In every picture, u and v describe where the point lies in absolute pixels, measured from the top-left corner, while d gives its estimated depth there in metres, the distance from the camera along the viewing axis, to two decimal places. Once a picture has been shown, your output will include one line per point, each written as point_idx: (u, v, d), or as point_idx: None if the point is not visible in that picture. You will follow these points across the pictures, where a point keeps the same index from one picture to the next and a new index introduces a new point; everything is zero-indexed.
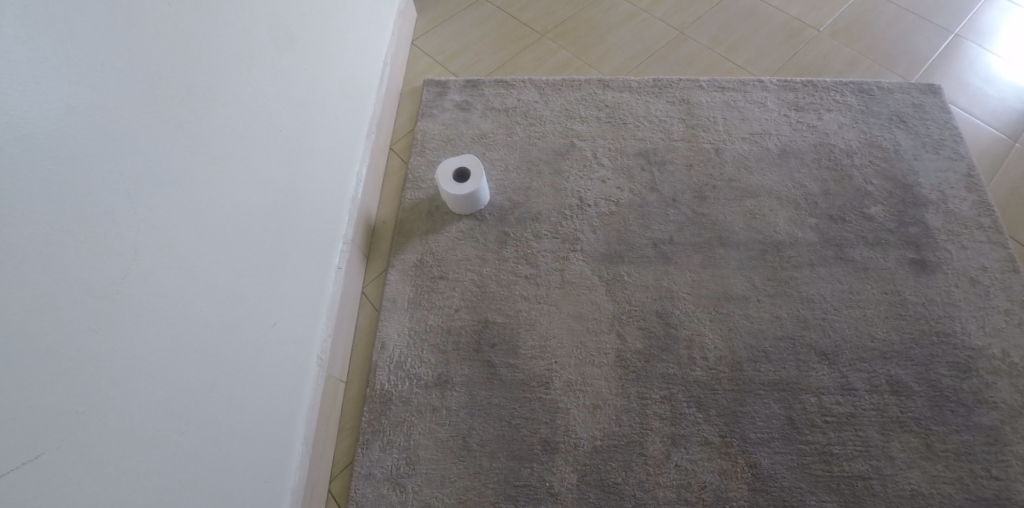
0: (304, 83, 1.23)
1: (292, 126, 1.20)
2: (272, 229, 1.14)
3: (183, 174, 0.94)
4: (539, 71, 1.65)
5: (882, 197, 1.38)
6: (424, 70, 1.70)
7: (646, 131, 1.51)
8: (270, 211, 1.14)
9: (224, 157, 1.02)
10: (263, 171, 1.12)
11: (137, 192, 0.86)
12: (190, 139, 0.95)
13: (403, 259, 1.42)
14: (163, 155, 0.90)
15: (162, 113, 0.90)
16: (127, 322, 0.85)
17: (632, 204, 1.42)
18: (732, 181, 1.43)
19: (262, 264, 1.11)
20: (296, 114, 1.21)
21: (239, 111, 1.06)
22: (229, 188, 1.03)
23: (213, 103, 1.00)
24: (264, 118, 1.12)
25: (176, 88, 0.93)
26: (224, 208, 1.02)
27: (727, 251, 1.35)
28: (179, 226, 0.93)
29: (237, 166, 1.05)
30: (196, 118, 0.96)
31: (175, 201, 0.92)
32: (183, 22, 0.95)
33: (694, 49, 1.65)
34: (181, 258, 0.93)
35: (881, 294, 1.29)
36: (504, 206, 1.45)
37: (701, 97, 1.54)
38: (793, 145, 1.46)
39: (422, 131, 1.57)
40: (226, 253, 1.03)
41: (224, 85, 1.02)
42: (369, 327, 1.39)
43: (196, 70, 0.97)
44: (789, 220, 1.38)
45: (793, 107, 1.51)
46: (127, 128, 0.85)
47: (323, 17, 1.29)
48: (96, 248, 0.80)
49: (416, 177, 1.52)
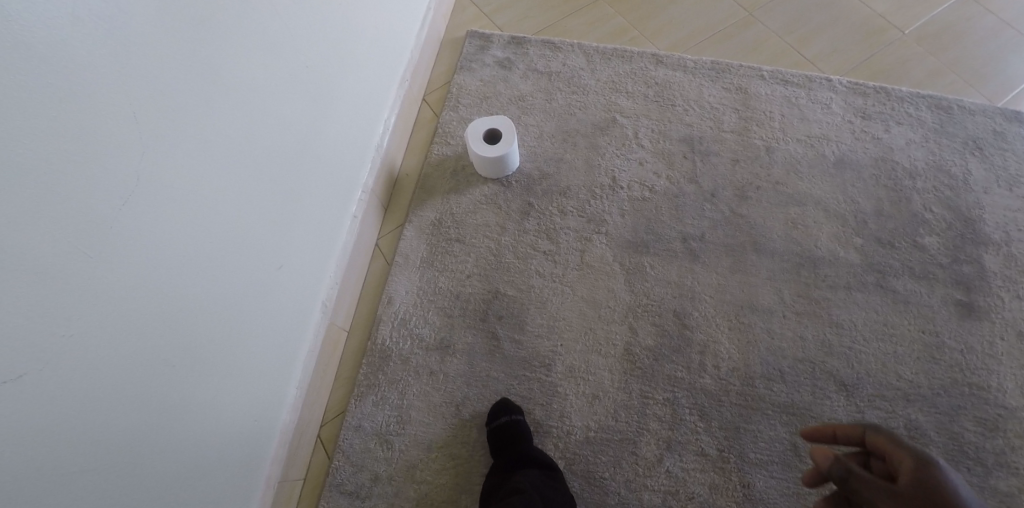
0: (335, 15, 1.16)
1: (317, 63, 1.14)
2: (286, 171, 1.10)
3: (195, 102, 0.89)
4: (590, 36, 1.53)
5: (939, 228, 1.29)
6: (469, 19, 1.60)
7: (695, 117, 1.40)
8: (286, 151, 1.09)
9: (239, 88, 0.97)
10: (283, 109, 1.07)
11: (139, 108, 0.81)
12: (204, 63, 0.90)
13: (421, 216, 1.38)
14: (177, 80, 0.86)
15: (178, 36, 0.85)
16: (122, 247, 0.81)
17: (667, 193, 1.34)
18: (778, 184, 1.33)
19: (272, 206, 1.07)
20: (322, 49, 1.14)
21: (260, 40, 1.00)
22: (242, 121, 0.98)
23: (233, 25, 0.94)
24: (291, 53, 1.07)
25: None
26: (237, 143, 0.98)
27: (760, 259, 1.27)
28: (185, 155, 0.88)
29: (252, 100, 1.00)
30: (212, 40, 0.91)
31: (182, 127, 0.87)
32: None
33: (762, 34, 1.50)
34: (186, 190, 0.89)
35: (917, 332, 1.22)
36: (533, 176, 1.38)
37: (761, 88, 1.42)
38: (852, 155, 1.35)
39: (459, 85, 1.50)
40: (234, 191, 0.99)
41: (250, 15, 0.97)
42: (378, 279, 1.35)
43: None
44: (831, 236, 1.29)
45: (860, 114, 1.39)
46: (139, 48, 0.80)
47: None
48: (93, 162, 0.76)
49: (445, 132, 1.46)
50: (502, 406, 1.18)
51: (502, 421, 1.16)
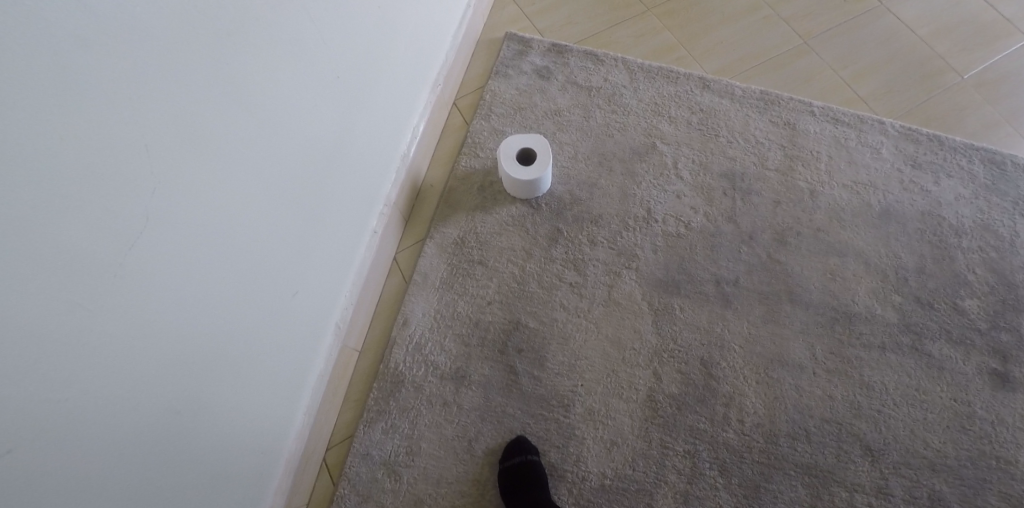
0: (368, 18, 1.08)
1: (347, 70, 1.05)
2: (307, 188, 1.02)
3: (218, 116, 0.80)
4: (635, 50, 1.46)
5: (981, 291, 1.25)
6: (508, 20, 1.52)
7: (739, 150, 1.36)
8: (307, 170, 1.01)
9: (265, 101, 0.89)
10: (308, 126, 0.99)
11: (159, 125, 0.72)
12: (230, 73, 0.81)
13: (444, 233, 1.33)
14: (198, 105, 0.77)
15: (202, 57, 0.76)
16: (136, 279, 0.73)
17: (703, 231, 1.29)
18: (819, 231, 1.29)
19: (290, 228, 1.00)
20: (353, 55, 1.06)
21: (293, 49, 0.92)
22: (265, 137, 0.90)
23: (264, 31, 0.86)
24: (321, 66, 0.99)
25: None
26: (258, 167, 0.90)
27: (794, 310, 1.23)
28: (205, 175, 0.80)
29: (277, 118, 0.92)
30: (241, 48, 0.82)
31: (204, 144, 0.79)
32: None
33: (815, 65, 1.44)
34: (204, 214, 0.81)
35: (949, 401, 1.18)
36: (564, 200, 1.33)
37: (810, 125, 1.38)
38: (898, 207, 1.31)
39: (493, 92, 1.43)
40: (251, 217, 0.91)
41: (280, 28, 0.88)
42: (394, 298, 1.30)
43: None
44: (870, 291, 1.24)
45: (910, 162, 1.35)
46: (160, 73, 0.71)
47: None
48: (110, 189, 0.68)
49: (475, 143, 1.39)
50: (515, 445, 1.14)
51: (514, 463, 1.12)
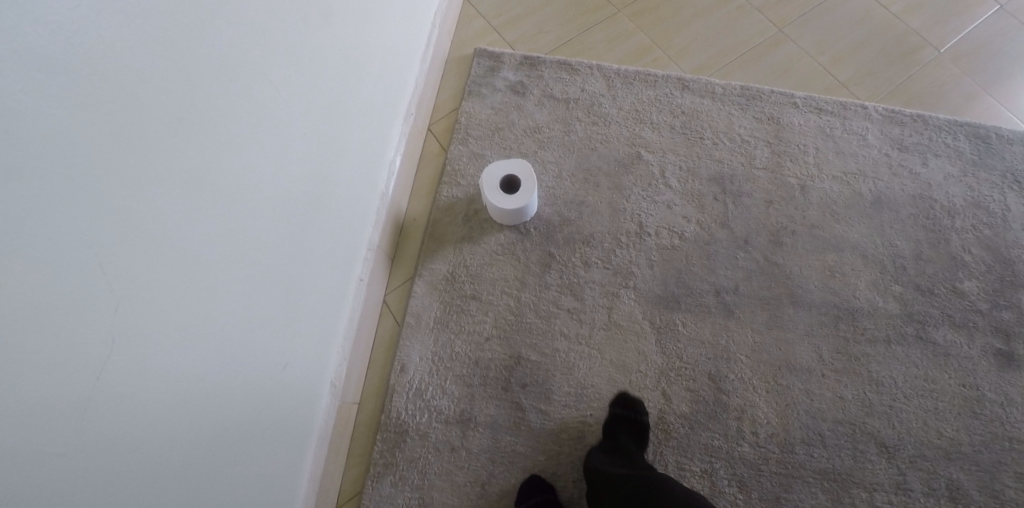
0: (330, 60, 1.02)
1: (315, 118, 1.00)
2: (288, 249, 0.98)
3: (189, 192, 0.75)
4: (610, 56, 1.42)
5: (979, 271, 1.23)
6: (476, 35, 1.45)
7: (725, 152, 1.33)
8: (286, 237, 0.97)
9: (236, 174, 0.83)
10: (282, 193, 0.94)
11: (124, 213, 0.67)
12: (199, 144, 0.76)
13: (432, 269, 1.29)
14: (162, 202, 0.72)
15: (161, 151, 0.71)
16: (112, 389, 0.69)
17: (698, 239, 1.27)
18: (814, 228, 1.27)
19: (273, 298, 0.95)
20: (320, 102, 1.01)
21: (258, 109, 0.86)
22: (240, 203, 0.85)
23: (228, 93, 0.80)
24: (289, 127, 0.94)
25: (181, 65, 0.72)
26: (234, 247, 0.85)
27: (797, 312, 1.21)
28: (178, 255, 0.75)
29: (250, 192, 0.87)
30: (207, 115, 0.77)
31: (175, 223, 0.74)
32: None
33: (792, 53, 1.41)
34: (183, 295, 0.77)
35: (958, 387, 1.16)
36: (553, 222, 1.30)
37: (794, 117, 1.35)
38: (889, 193, 1.29)
39: (467, 115, 1.38)
40: (232, 299, 0.86)
41: (244, 100, 0.83)
42: (388, 342, 1.27)
43: (209, 46, 0.76)
44: (870, 283, 1.23)
45: (897, 145, 1.33)
46: (113, 181, 0.66)
47: None
48: (79, 292, 0.63)
49: (455, 170, 1.35)
50: (528, 486, 1.11)
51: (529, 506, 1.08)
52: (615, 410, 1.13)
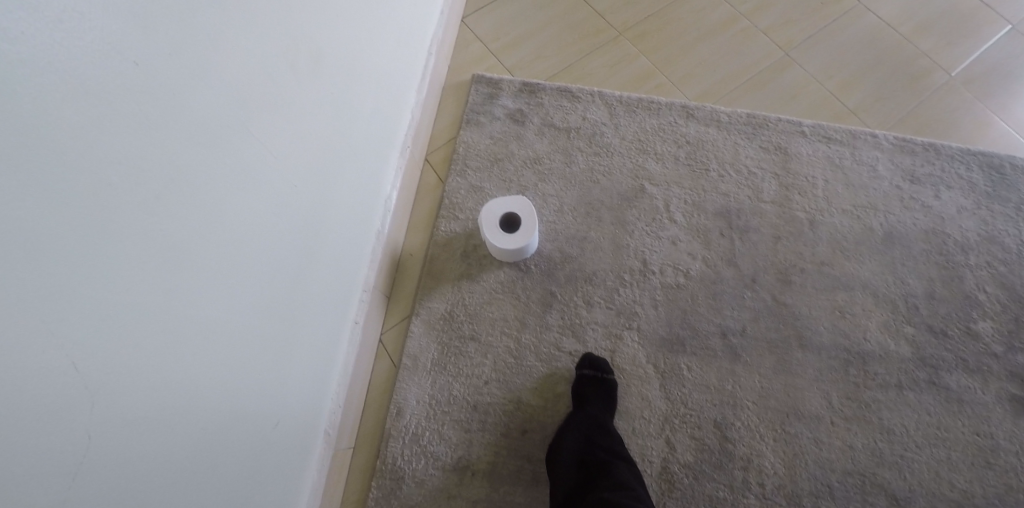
0: (320, 105, 0.99)
1: (306, 167, 0.97)
2: (279, 304, 0.95)
3: (172, 262, 0.73)
4: (611, 82, 1.37)
5: (994, 311, 1.18)
6: (473, 60, 1.41)
7: (731, 184, 1.28)
8: (276, 292, 0.94)
9: (223, 238, 0.81)
10: (272, 249, 0.92)
11: (101, 293, 0.65)
12: (181, 212, 0.73)
13: (429, 308, 1.25)
14: (142, 280, 0.69)
15: (139, 229, 0.68)
16: (95, 477, 0.67)
17: (703, 278, 1.23)
18: (824, 265, 1.22)
19: (265, 356, 0.93)
20: (312, 152, 0.98)
21: (245, 169, 0.83)
22: (228, 264, 0.82)
23: (214, 156, 0.77)
24: (278, 182, 0.91)
25: (162, 135, 0.69)
26: (223, 312, 0.83)
27: (805, 356, 1.17)
28: (163, 326, 0.73)
29: (239, 254, 0.84)
30: (190, 182, 0.74)
31: (157, 295, 0.72)
32: (172, 43, 0.69)
33: (799, 78, 1.35)
34: (170, 365, 0.75)
35: (972, 435, 1.11)
36: (554, 258, 1.26)
37: (803, 147, 1.29)
38: (900, 228, 1.23)
39: (465, 145, 1.34)
40: (223, 364, 0.84)
41: (231, 162, 0.80)
42: (384, 384, 1.23)
43: (192, 111, 0.73)
44: (882, 325, 1.18)
45: (908, 176, 1.27)
46: (83, 270, 0.63)
47: (349, 23, 1.03)
48: (53, 383, 0.61)
49: (452, 204, 1.31)
50: None
51: None
52: (582, 371, 1.17)
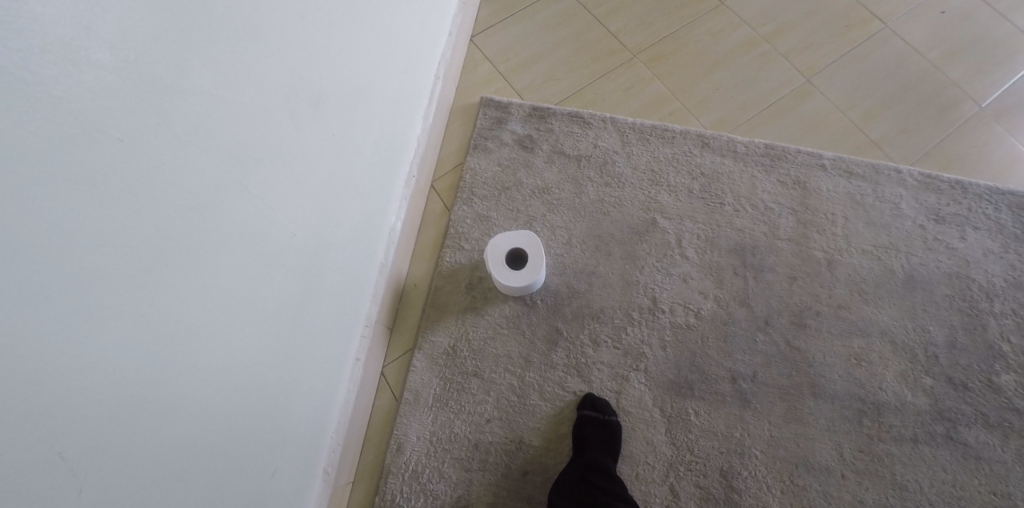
0: (319, 149, 0.96)
1: (305, 214, 0.95)
2: (277, 354, 0.94)
3: (159, 334, 0.72)
4: (624, 108, 1.32)
5: (1017, 363, 1.13)
6: (482, 82, 1.37)
7: (747, 220, 1.23)
8: (274, 343, 0.93)
9: (215, 300, 0.79)
10: (269, 301, 0.90)
11: (83, 377, 0.64)
12: (170, 283, 0.72)
13: (432, 341, 1.23)
14: (127, 356, 0.68)
15: (125, 308, 0.67)
16: None
17: (714, 318, 1.19)
18: (841, 309, 1.18)
19: (261, 407, 0.92)
20: (311, 197, 0.96)
21: (240, 229, 0.81)
22: (221, 325, 0.81)
23: (207, 221, 0.75)
24: (275, 234, 0.89)
25: (149, 208, 0.67)
26: (215, 373, 0.82)
27: (818, 404, 1.13)
28: (150, 397, 0.72)
29: (232, 313, 0.83)
30: (179, 251, 0.72)
31: (144, 368, 0.71)
32: (160, 111, 0.66)
33: (821, 107, 1.29)
34: (159, 433, 0.74)
35: (989, 495, 1.07)
36: (560, 293, 1.23)
37: (823, 182, 1.24)
38: (923, 271, 1.18)
39: (473, 172, 1.31)
40: (215, 423, 0.83)
41: (225, 224, 0.78)
42: (385, 418, 1.21)
43: (182, 178, 0.71)
44: (899, 375, 1.14)
45: (932, 216, 1.21)
46: (66, 355, 0.62)
47: (350, 59, 1.00)
48: (34, 471, 0.61)
49: (458, 234, 1.28)
50: None
51: None
52: (583, 412, 1.14)
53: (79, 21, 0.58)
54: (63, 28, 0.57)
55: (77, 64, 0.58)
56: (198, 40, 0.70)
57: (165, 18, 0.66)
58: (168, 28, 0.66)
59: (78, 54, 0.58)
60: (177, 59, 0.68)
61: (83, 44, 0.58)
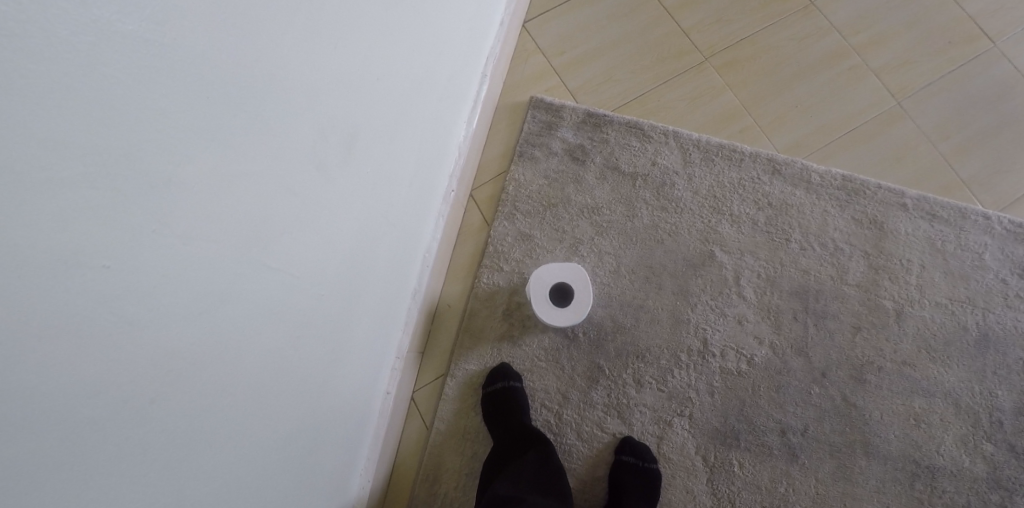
0: (357, 191, 0.86)
1: (339, 265, 0.86)
2: (308, 414, 0.87)
3: (178, 447, 0.63)
4: (689, 122, 1.21)
5: None
6: (531, 77, 1.24)
7: (812, 260, 1.14)
8: (306, 402, 0.86)
9: (242, 386, 0.71)
10: (303, 365, 0.83)
11: None
12: (181, 403, 0.62)
13: (466, 370, 1.16)
14: (143, 484, 0.60)
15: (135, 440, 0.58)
16: None
17: (768, 366, 1.12)
18: (904, 365, 1.10)
19: (291, 470, 0.86)
20: (345, 244, 0.87)
21: (264, 308, 0.72)
22: (247, 409, 0.73)
23: (220, 316, 0.65)
24: (311, 296, 0.81)
25: (151, 332, 0.57)
26: (241, 457, 0.74)
27: (869, 464, 1.08)
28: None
29: (262, 391, 0.75)
30: (196, 359, 0.63)
31: (158, 499, 0.62)
32: (154, 215, 0.54)
33: (907, 137, 1.18)
34: None
35: None
36: (604, 327, 1.15)
37: (901, 224, 1.14)
38: (999, 329, 1.10)
39: (517, 185, 1.20)
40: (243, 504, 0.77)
41: (245, 309, 0.68)
42: (415, 447, 1.15)
43: (189, 284, 0.59)
44: (959, 439, 1.08)
45: (1018, 269, 1.11)
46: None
47: (393, 86, 0.88)
48: None
49: (497, 253, 1.18)
50: None
51: None
52: (622, 458, 1.09)
53: (37, 133, 0.44)
54: (15, 146, 0.43)
55: (41, 188, 0.45)
56: (202, 111, 0.56)
57: (157, 97, 0.52)
58: (160, 109, 0.52)
59: (39, 174, 0.45)
60: (173, 145, 0.54)
61: (47, 159, 0.45)
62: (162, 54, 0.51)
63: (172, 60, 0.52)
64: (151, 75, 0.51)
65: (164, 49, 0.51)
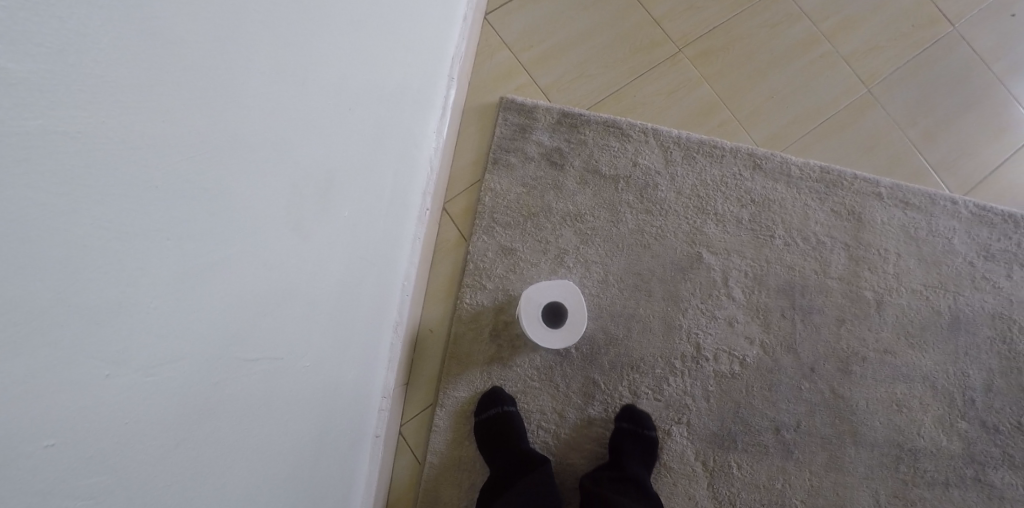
0: (339, 236, 0.75)
1: (324, 322, 0.76)
2: (303, 491, 0.77)
3: None
4: (666, 118, 1.16)
5: None
6: (500, 75, 1.16)
7: (796, 255, 1.13)
8: (300, 480, 0.76)
9: (233, 494, 0.61)
10: (297, 442, 0.73)
11: None
12: None
13: (455, 398, 1.08)
14: None
15: None
16: None
17: (760, 366, 1.11)
18: (886, 354, 1.13)
19: None
20: (329, 298, 0.76)
21: (254, 399, 0.61)
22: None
23: (201, 434, 0.54)
24: (302, 365, 0.71)
25: (120, 492, 0.46)
26: None
27: (857, 452, 1.11)
28: None
29: (254, 488, 0.65)
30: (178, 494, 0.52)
31: None
32: (108, 357, 0.43)
33: (878, 124, 1.18)
34: None
35: None
36: (597, 341, 1.10)
37: (878, 215, 1.15)
38: (968, 311, 1.14)
39: (494, 195, 1.12)
40: None
41: (229, 412, 0.58)
42: (407, 484, 1.08)
43: (161, 415, 0.49)
44: (937, 419, 1.12)
45: (983, 252, 1.15)
46: None
47: (373, 112, 0.78)
48: None
49: (479, 271, 1.10)
50: None
51: None
52: None
53: None
54: None
55: None
56: (159, 211, 0.44)
57: (100, 208, 0.40)
58: (103, 226, 0.40)
59: None
60: (124, 265, 0.42)
61: None
62: (95, 151, 0.39)
63: (109, 155, 0.40)
64: (85, 187, 0.39)
65: (96, 144, 0.39)
